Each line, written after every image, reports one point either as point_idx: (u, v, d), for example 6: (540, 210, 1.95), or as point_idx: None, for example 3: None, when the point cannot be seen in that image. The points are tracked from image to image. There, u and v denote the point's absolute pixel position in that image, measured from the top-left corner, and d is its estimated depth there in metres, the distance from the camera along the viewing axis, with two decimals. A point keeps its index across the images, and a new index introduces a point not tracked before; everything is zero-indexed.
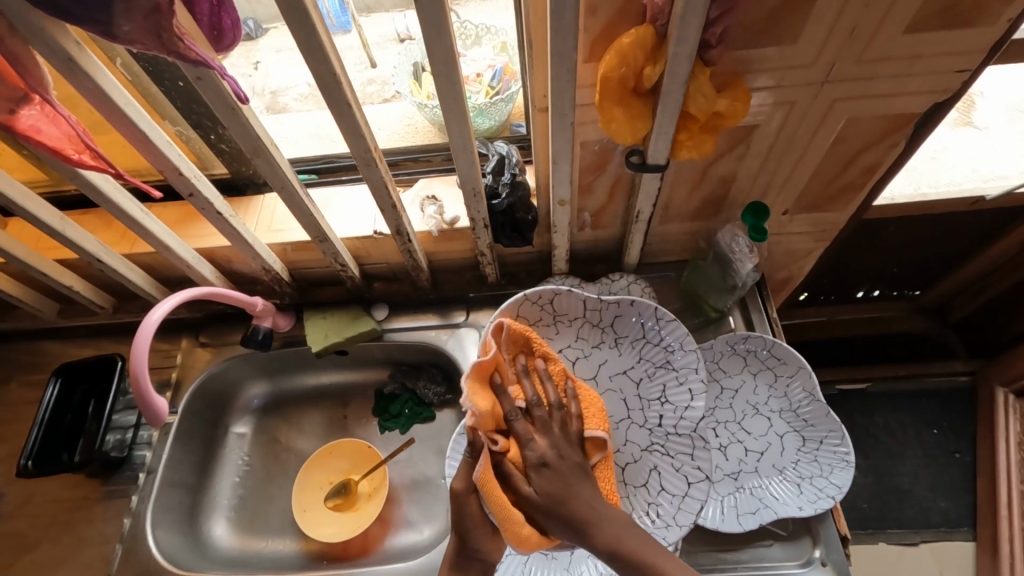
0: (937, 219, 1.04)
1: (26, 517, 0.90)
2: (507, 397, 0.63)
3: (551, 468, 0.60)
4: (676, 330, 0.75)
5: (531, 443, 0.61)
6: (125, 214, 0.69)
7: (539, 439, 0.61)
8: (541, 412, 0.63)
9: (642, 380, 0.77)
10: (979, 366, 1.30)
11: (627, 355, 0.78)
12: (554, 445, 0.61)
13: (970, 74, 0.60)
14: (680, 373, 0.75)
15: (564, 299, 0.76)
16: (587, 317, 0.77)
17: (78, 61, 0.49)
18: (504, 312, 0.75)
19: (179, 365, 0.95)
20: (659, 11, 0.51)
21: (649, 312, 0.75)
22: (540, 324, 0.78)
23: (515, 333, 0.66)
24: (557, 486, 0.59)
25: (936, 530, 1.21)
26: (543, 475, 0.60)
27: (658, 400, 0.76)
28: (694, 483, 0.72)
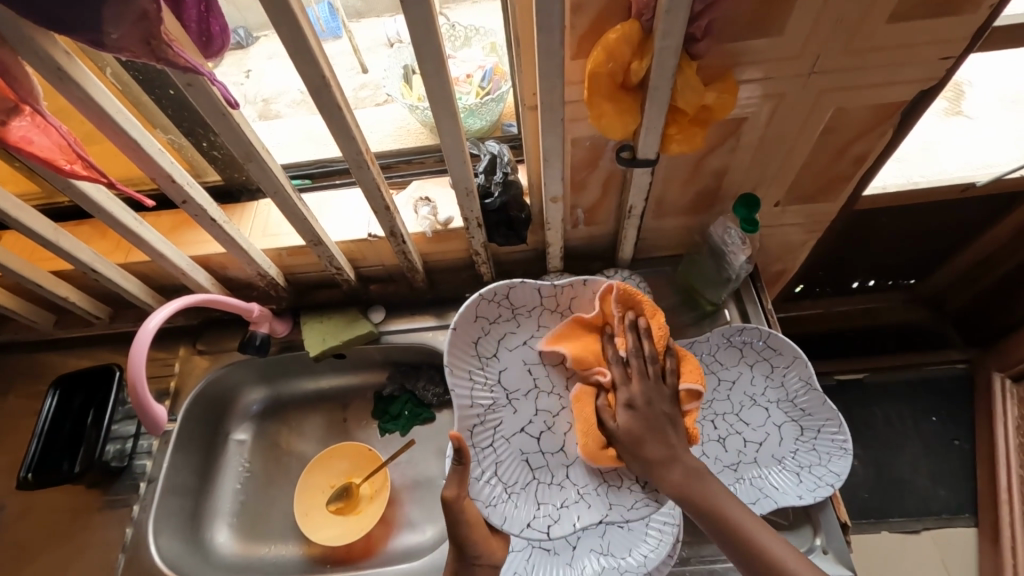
0: (930, 208, 1.04)
1: (26, 529, 0.89)
2: (611, 345, 0.72)
3: (636, 410, 0.67)
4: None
5: (626, 387, 0.68)
6: (119, 223, 0.69)
7: (636, 385, 0.68)
8: (639, 364, 0.69)
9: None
10: (975, 355, 1.31)
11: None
12: (646, 392, 0.68)
13: (954, 61, 0.61)
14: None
15: (518, 291, 0.77)
16: (546, 303, 0.78)
17: (68, 69, 0.50)
18: (462, 317, 0.75)
19: (178, 373, 0.95)
20: (645, 7, 0.52)
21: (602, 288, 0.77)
22: (500, 320, 0.77)
23: (625, 294, 0.72)
24: (640, 426, 0.66)
25: (938, 517, 1.22)
26: (627, 416, 0.67)
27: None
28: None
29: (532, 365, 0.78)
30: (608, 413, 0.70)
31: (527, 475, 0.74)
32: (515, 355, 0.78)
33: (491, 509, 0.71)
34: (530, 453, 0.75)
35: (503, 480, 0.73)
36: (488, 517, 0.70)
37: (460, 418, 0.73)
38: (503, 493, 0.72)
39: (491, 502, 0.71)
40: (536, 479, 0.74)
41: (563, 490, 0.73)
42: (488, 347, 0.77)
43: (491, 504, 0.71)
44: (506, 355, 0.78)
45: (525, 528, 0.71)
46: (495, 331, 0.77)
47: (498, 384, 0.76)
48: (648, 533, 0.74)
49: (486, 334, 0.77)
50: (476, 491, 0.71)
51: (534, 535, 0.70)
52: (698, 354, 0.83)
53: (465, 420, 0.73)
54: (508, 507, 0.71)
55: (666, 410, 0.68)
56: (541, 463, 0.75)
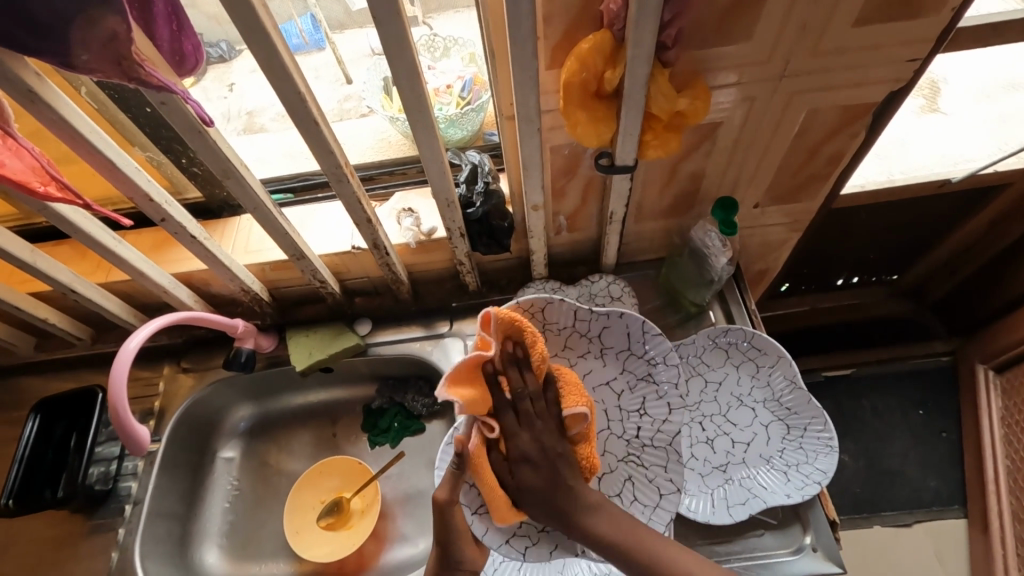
0: (907, 204, 1.06)
1: (11, 558, 0.88)
2: (494, 387, 0.63)
3: (532, 463, 0.62)
4: (660, 345, 0.73)
5: (515, 437, 0.62)
6: (97, 243, 0.68)
7: (523, 434, 0.62)
8: (528, 406, 0.63)
9: (623, 392, 0.76)
10: (958, 346, 1.33)
11: (611, 366, 0.76)
12: (536, 439, 0.62)
13: (921, 62, 0.62)
14: (661, 386, 0.74)
15: (553, 310, 0.74)
16: (576, 327, 0.75)
17: (39, 92, 0.49)
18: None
19: (162, 392, 0.94)
20: (615, 16, 0.52)
21: (637, 326, 0.73)
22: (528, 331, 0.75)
23: (505, 324, 0.61)
24: (540, 478, 0.62)
25: (928, 510, 1.23)
26: (525, 470, 0.62)
27: (637, 413, 0.75)
28: (666, 495, 0.71)
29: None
30: (502, 467, 0.64)
31: None
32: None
33: (475, 517, 0.69)
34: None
35: None
36: (471, 524, 0.69)
37: None
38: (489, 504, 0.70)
39: (477, 510, 0.70)
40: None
41: None
42: None
43: (477, 513, 0.69)
44: None
45: (502, 545, 0.69)
46: None
47: None
48: None
49: None
50: (463, 495, 0.69)
51: (510, 554, 0.69)
52: (684, 356, 0.84)
53: None
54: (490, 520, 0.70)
55: (561, 449, 0.63)
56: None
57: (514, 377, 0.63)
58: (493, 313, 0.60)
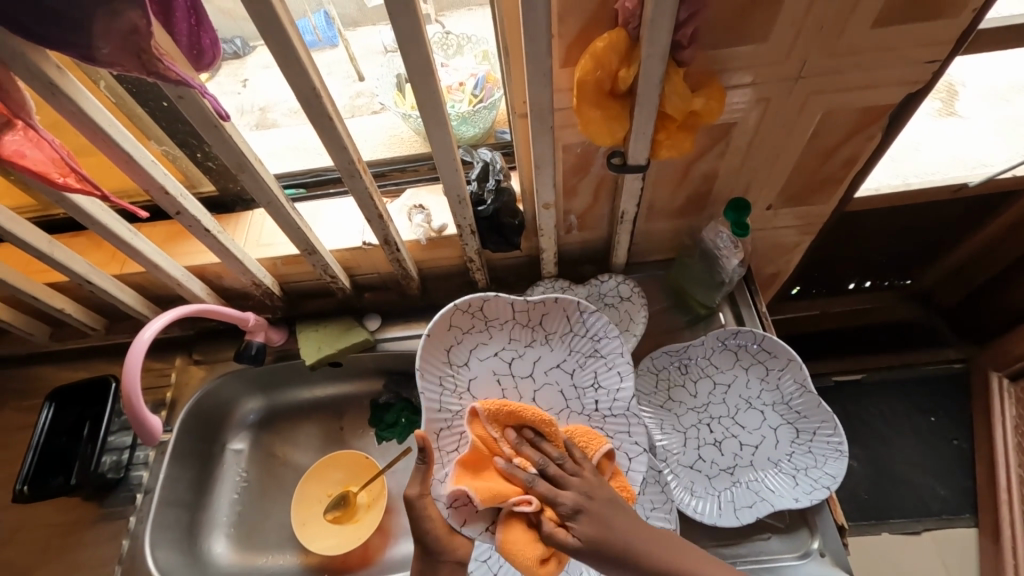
0: (923, 208, 1.05)
1: (23, 542, 0.89)
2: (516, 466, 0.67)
3: (585, 512, 0.61)
4: (599, 320, 0.77)
5: (558, 498, 0.63)
6: (113, 234, 0.69)
7: (564, 491, 0.63)
8: (557, 469, 0.66)
9: (574, 371, 0.78)
10: (971, 353, 1.31)
11: (559, 349, 0.79)
12: (578, 490, 0.63)
13: (939, 64, 0.62)
14: (607, 359, 0.77)
15: (492, 305, 0.77)
16: (517, 318, 0.78)
17: (60, 85, 0.50)
18: (435, 325, 0.75)
19: (174, 383, 0.95)
20: (630, 15, 0.52)
21: (573, 307, 0.77)
22: (473, 331, 0.77)
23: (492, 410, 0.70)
24: (597, 527, 0.61)
25: (937, 518, 1.22)
26: (581, 521, 0.61)
27: (592, 388, 0.77)
28: (636, 457, 0.74)
29: (502, 376, 0.78)
30: (559, 534, 0.62)
31: None
32: (485, 365, 0.78)
33: (451, 509, 0.70)
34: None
35: None
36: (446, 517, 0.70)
37: (427, 422, 0.73)
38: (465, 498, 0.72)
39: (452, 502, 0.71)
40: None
41: None
42: (461, 356, 0.77)
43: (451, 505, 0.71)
44: (476, 365, 0.78)
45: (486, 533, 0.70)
46: (466, 342, 0.77)
47: (467, 392, 0.77)
48: None
49: (458, 343, 0.77)
50: (435, 490, 0.71)
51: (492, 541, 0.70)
52: (692, 358, 0.84)
53: (432, 424, 0.74)
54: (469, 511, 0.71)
55: (608, 493, 0.64)
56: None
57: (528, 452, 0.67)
58: (479, 407, 0.70)
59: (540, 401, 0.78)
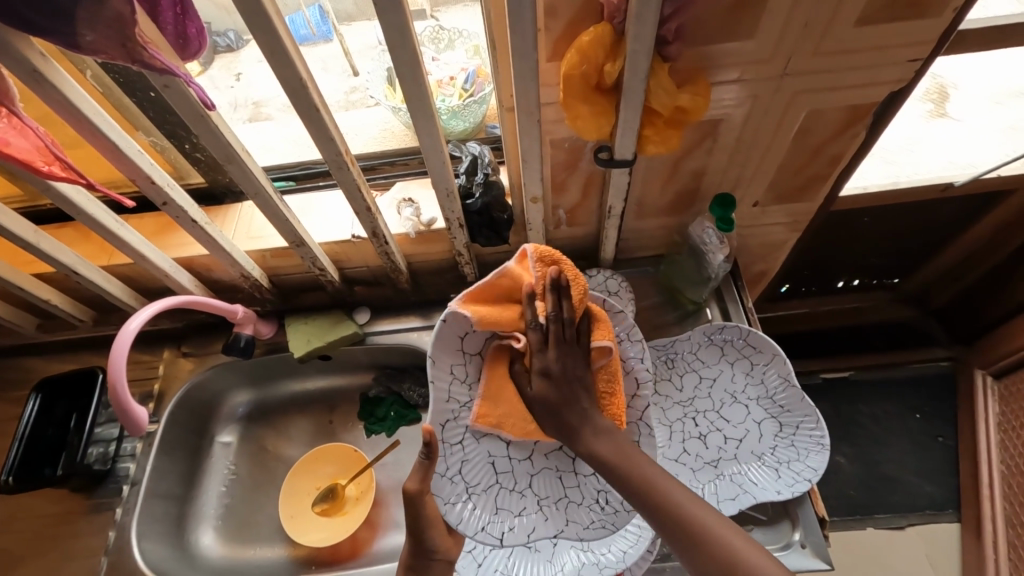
0: (912, 207, 1.06)
1: (10, 534, 0.89)
2: (530, 310, 0.65)
3: (551, 379, 0.66)
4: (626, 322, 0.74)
5: (539, 355, 0.66)
6: (100, 225, 0.69)
7: (549, 353, 0.65)
8: (557, 334, 0.65)
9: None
10: (959, 352, 1.33)
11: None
12: (562, 360, 0.65)
13: (922, 64, 0.62)
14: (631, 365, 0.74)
15: None
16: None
17: (44, 72, 0.50)
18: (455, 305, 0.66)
19: (162, 375, 0.95)
20: (616, 10, 0.53)
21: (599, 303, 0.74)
22: None
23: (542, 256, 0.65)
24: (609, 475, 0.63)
25: (921, 513, 1.23)
26: (542, 383, 0.66)
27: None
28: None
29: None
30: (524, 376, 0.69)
31: (490, 478, 0.72)
32: None
33: (448, 507, 0.69)
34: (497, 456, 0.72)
35: (466, 480, 0.71)
36: (444, 513, 0.69)
37: (436, 412, 0.69)
38: (464, 493, 0.70)
39: (450, 500, 0.69)
40: (497, 485, 0.72)
41: (524, 498, 0.72)
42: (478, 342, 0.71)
43: (448, 503, 0.69)
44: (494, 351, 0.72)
45: (480, 531, 0.70)
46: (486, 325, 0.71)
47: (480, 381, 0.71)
48: (626, 532, 0.74)
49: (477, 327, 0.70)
50: (435, 486, 0.69)
51: (487, 539, 0.70)
52: (679, 353, 0.85)
53: (442, 414, 0.69)
54: (466, 509, 0.70)
55: (581, 373, 0.66)
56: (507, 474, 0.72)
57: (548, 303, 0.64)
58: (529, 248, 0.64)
59: None
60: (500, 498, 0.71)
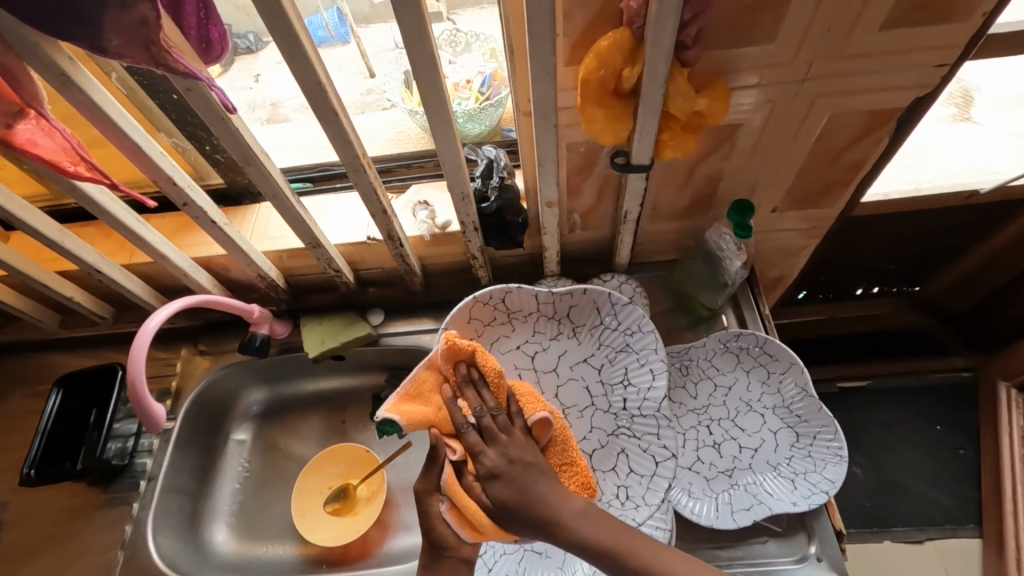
0: (934, 214, 1.03)
1: (29, 525, 0.90)
2: (455, 409, 0.66)
3: (502, 477, 0.61)
4: (632, 314, 0.77)
5: (481, 454, 0.63)
6: (122, 224, 0.70)
7: (488, 450, 0.63)
8: (490, 422, 0.64)
9: (603, 366, 0.79)
10: (979, 362, 1.30)
11: (587, 343, 0.80)
12: (502, 452, 0.63)
13: (949, 68, 0.61)
14: (640, 355, 0.77)
15: (515, 296, 0.78)
16: (542, 310, 0.80)
17: (71, 75, 0.51)
18: (456, 317, 0.77)
19: (179, 373, 0.96)
20: (635, 14, 0.52)
21: (604, 299, 0.77)
22: (495, 323, 0.79)
23: (455, 350, 0.67)
24: None
25: (941, 528, 1.20)
26: (496, 485, 0.61)
27: (620, 384, 0.78)
28: (662, 462, 0.73)
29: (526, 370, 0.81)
30: (475, 488, 0.62)
31: None
32: (509, 357, 0.81)
33: None
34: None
35: None
36: None
37: None
38: None
39: None
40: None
41: None
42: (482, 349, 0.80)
43: None
44: (499, 358, 0.80)
45: None
46: (489, 334, 0.80)
47: None
48: None
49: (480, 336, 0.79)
50: None
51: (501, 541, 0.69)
52: (694, 359, 0.84)
53: None
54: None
55: (531, 458, 0.63)
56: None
57: (470, 397, 0.66)
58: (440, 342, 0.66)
59: (566, 395, 0.81)
60: None
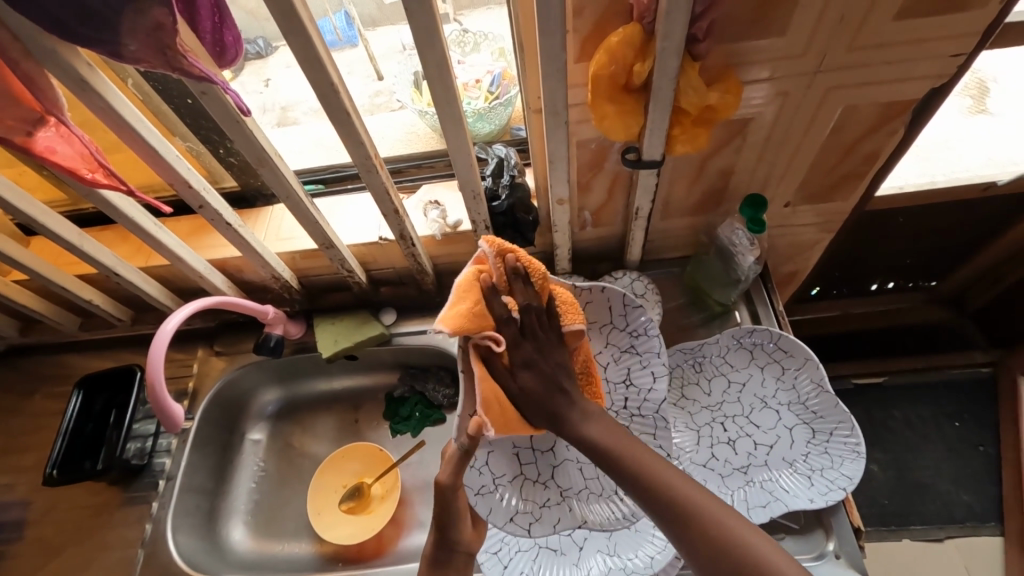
0: (952, 207, 1.02)
1: (52, 524, 0.92)
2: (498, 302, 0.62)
3: (535, 368, 0.63)
4: (643, 318, 0.76)
5: (519, 347, 0.62)
6: (139, 227, 0.71)
7: (525, 343, 0.63)
8: (532, 320, 0.63)
9: (608, 365, 0.79)
10: (999, 357, 1.27)
11: (595, 340, 0.79)
12: (538, 347, 0.63)
13: (965, 58, 0.60)
14: (644, 356, 0.77)
15: None
16: None
17: (91, 81, 0.52)
18: None
19: (196, 373, 0.98)
20: (645, 9, 0.52)
21: (618, 299, 0.76)
22: None
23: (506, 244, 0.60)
24: None
25: (961, 526, 1.19)
26: (527, 375, 0.63)
27: (621, 382, 0.78)
28: None
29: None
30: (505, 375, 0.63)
31: (516, 469, 0.75)
32: None
33: (478, 498, 0.71)
34: (524, 452, 0.76)
35: (493, 470, 0.74)
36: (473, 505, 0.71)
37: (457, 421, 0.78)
38: (491, 483, 0.73)
39: (480, 491, 0.72)
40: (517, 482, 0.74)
41: (548, 489, 0.75)
42: None
43: (478, 493, 0.72)
44: None
45: (509, 522, 0.71)
46: None
47: None
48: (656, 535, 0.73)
49: None
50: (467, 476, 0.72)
51: (513, 531, 0.71)
52: (707, 356, 0.83)
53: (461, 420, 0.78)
54: (496, 499, 0.72)
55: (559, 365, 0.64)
56: (529, 471, 0.76)
57: (517, 292, 0.62)
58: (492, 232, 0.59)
59: None
60: (524, 492, 0.74)
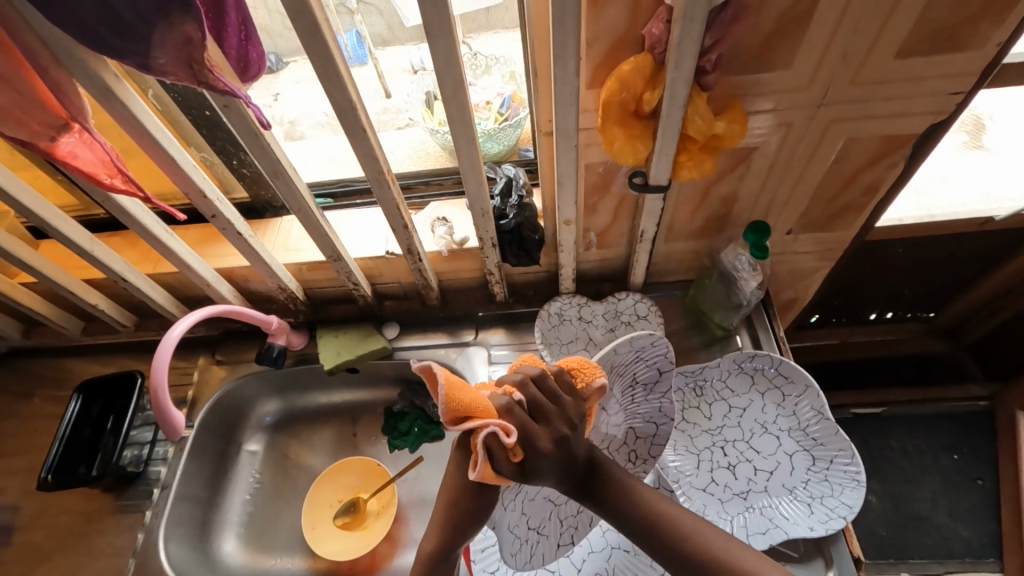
0: (949, 240, 1.04)
1: (43, 530, 0.91)
2: (514, 401, 0.48)
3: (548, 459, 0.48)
4: (644, 337, 0.66)
5: (532, 436, 0.47)
6: (150, 234, 0.72)
7: (543, 435, 0.47)
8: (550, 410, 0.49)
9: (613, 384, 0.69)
10: (997, 390, 1.27)
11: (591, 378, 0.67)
12: (556, 435, 0.48)
13: (964, 96, 0.62)
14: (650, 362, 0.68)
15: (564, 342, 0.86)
16: None
17: (116, 91, 0.54)
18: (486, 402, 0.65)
19: (196, 382, 0.97)
20: (657, 40, 0.54)
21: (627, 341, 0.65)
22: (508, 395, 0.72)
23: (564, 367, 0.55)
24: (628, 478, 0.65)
25: (959, 560, 1.17)
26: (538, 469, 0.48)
27: (628, 388, 0.70)
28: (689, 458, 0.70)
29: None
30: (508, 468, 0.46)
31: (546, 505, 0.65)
32: None
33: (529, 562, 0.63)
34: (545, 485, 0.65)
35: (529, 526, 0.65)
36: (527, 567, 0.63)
37: None
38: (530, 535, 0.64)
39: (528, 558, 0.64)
40: (557, 512, 0.65)
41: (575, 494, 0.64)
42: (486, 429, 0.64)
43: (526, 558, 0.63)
44: None
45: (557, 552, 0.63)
46: None
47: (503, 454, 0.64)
48: None
49: None
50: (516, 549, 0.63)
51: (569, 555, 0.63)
52: (708, 379, 0.84)
53: None
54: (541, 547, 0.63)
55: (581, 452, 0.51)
56: (562, 494, 0.65)
57: (535, 383, 0.50)
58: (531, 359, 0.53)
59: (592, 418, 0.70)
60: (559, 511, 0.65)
